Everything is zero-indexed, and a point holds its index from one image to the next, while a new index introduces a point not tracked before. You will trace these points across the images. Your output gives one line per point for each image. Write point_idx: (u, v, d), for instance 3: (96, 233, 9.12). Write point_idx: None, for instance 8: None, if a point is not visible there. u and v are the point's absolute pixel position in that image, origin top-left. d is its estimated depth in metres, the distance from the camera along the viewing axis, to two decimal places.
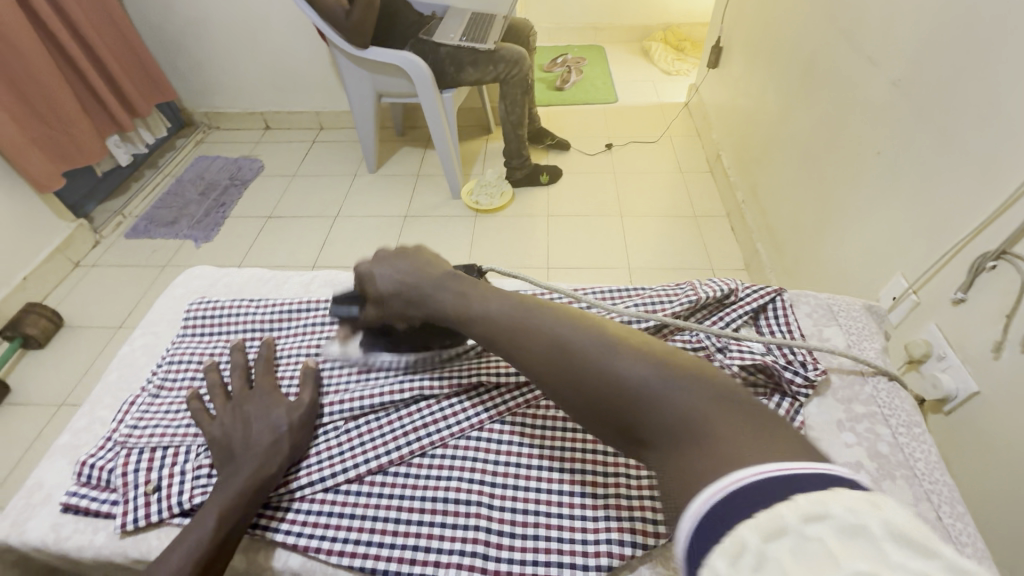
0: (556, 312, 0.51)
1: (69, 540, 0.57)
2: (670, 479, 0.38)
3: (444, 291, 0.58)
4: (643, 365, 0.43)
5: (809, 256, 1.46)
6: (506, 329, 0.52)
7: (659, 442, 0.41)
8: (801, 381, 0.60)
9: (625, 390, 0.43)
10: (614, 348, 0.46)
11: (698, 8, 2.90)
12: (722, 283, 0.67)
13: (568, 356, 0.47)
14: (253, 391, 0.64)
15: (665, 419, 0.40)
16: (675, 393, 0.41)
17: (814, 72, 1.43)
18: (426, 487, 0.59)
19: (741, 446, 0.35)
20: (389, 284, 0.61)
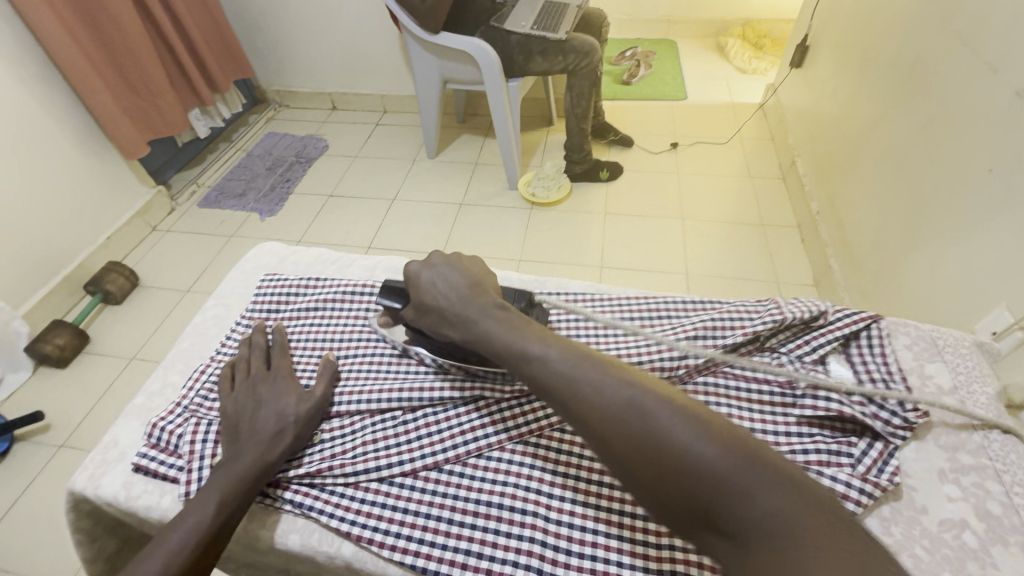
0: (624, 373, 0.48)
1: (138, 500, 0.59)
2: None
3: (495, 322, 0.55)
4: (726, 447, 0.41)
5: (892, 277, 1.34)
6: (567, 381, 0.48)
7: (736, 540, 0.39)
8: (900, 423, 0.53)
9: (704, 478, 0.40)
10: (685, 424, 0.43)
11: (782, 3, 2.72)
12: (810, 303, 0.62)
13: (639, 425, 0.44)
14: (270, 373, 0.64)
15: (748, 517, 0.38)
16: (758, 490, 0.39)
17: (921, 76, 1.30)
18: (482, 490, 0.57)
19: (841, 568, 0.34)
20: (435, 298, 0.60)
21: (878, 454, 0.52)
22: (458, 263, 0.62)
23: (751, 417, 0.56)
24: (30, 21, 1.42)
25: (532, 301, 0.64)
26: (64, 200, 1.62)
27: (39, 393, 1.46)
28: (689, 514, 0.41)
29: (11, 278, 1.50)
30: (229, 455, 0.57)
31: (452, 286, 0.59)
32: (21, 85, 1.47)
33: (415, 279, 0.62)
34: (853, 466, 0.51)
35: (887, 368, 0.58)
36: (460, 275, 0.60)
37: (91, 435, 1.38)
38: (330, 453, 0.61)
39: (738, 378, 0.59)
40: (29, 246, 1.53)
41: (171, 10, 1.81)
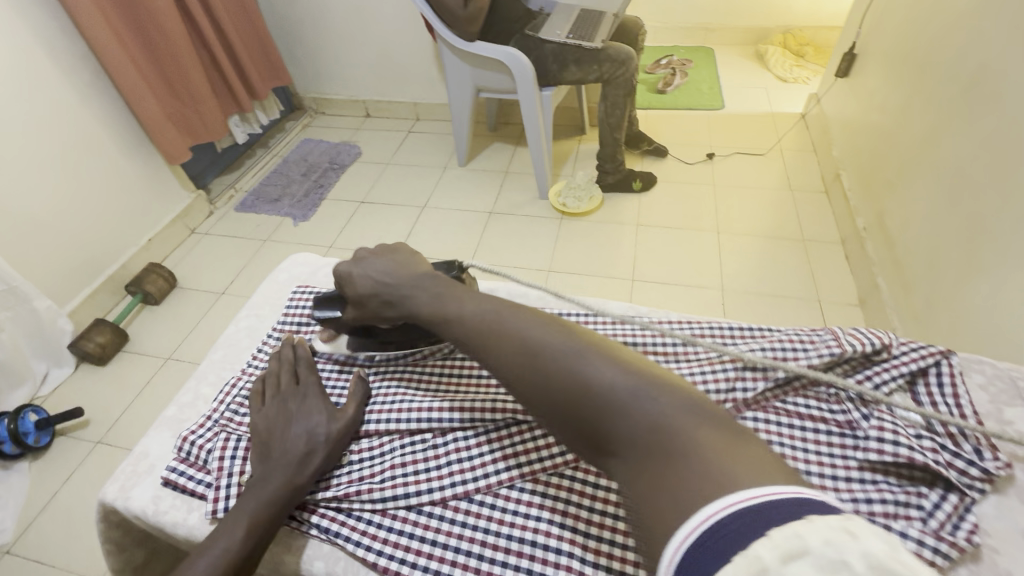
0: (529, 316, 0.51)
1: (166, 515, 0.59)
2: (643, 497, 0.38)
3: (425, 289, 0.59)
4: (614, 371, 0.44)
5: (948, 299, 1.26)
6: (481, 329, 0.52)
7: (626, 453, 0.41)
8: (976, 474, 0.48)
9: (590, 401, 0.44)
10: (578, 353, 0.46)
11: (825, 10, 2.62)
12: (872, 335, 0.57)
13: (535, 360, 0.47)
14: (300, 388, 0.63)
15: (634, 428, 0.41)
16: (644, 404, 0.42)
17: (983, 86, 1.22)
18: (514, 524, 0.55)
19: (716, 467, 0.36)
20: (368, 284, 0.63)
21: (953, 508, 0.47)
22: (385, 253, 0.65)
23: (807, 459, 0.52)
24: (87, 32, 1.48)
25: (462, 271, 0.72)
26: (110, 203, 1.68)
27: (81, 390, 1.51)
28: (584, 437, 0.44)
29: (58, 277, 1.55)
30: (260, 474, 0.56)
31: (385, 271, 0.63)
32: (75, 93, 1.53)
33: (348, 276, 0.65)
34: (924, 520, 0.47)
35: (960, 410, 0.53)
36: (382, 262, 0.64)
37: (127, 433, 1.41)
38: (359, 476, 0.59)
39: (792, 414, 0.55)
40: (76, 247, 1.59)
41: (215, 20, 1.86)
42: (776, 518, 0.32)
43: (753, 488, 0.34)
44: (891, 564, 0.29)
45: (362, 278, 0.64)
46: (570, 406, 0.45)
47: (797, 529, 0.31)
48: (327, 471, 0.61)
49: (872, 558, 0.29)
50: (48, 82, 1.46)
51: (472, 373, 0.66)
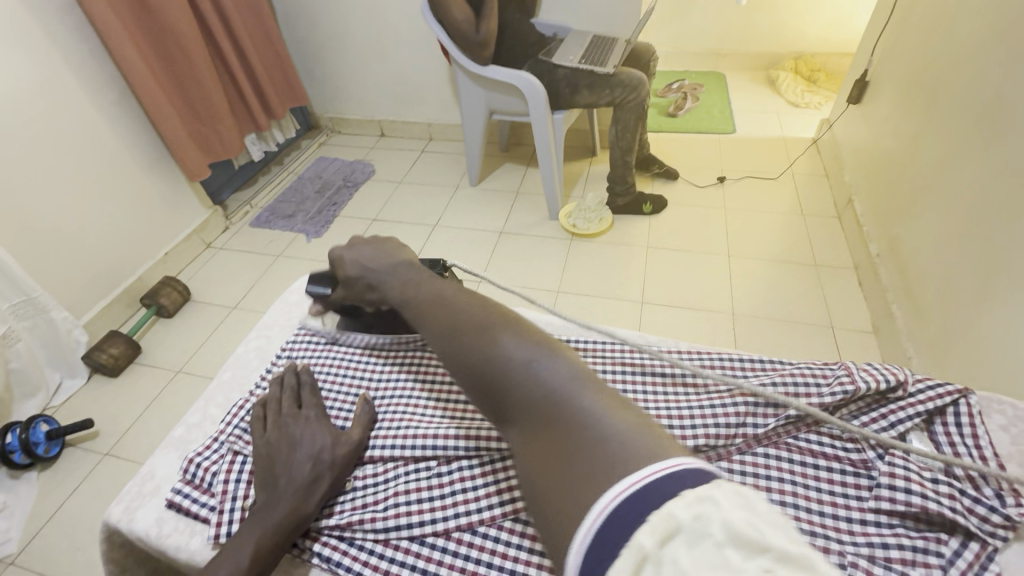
0: (461, 299, 0.58)
1: (168, 539, 0.59)
2: (535, 462, 0.42)
3: (395, 278, 0.64)
4: (519, 344, 0.50)
5: (960, 328, 1.24)
6: (428, 309, 0.59)
7: (522, 419, 0.46)
8: (999, 521, 0.46)
9: (496, 369, 0.49)
10: (493, 328, 0.52)
11: (837, 37, 2.64)
12: (886, 372, 0.56)
13: (457, 336, 0.54)
14: (303, 412, 0.63)
15: (532, 395, 0.46)
16: (539, 372, 0.47)
17: (997, 118, 1.22)
18: (517, 559, 0.53)
19: (594, 430, 0.40)
20: (356, 269, 0.68)
21: (975, 557, 0.45)
22: (376, 241, 0.69)
23: (820, 498, 0.51)
24: (115, 54, 1.53)
25: (447, 267, 0.79)
26: (130, 217, 1.72)
27: (91, 402, 1.52)
28: (493, 404, 0.49)
29: (75, 289, 1.58)
30: (266, 500, 0.56)
31: (372, 255, 0.67)
32: (100, 112, 1.58)
33: (338, 259, 0.70)
34: (944, 568, 0.45)
35: (980, 452, 0.51)
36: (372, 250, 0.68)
37: (134, 446, 1.41)
38: (363, 503, 0.59)
39: (805, 452, 0.54)
40: (93, 259, 1.62)
41: (237, 43, 1.92)
42: (654, 500, 0.33)
43: (636, 472, 0.36)
44: (745, 529, 0.31)
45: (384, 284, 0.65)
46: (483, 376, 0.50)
47: (670, 509, 0.32)
48: (331, 496, 0.61)
49: (732, 522, 0.31)
50: (75, 100, 1.51)
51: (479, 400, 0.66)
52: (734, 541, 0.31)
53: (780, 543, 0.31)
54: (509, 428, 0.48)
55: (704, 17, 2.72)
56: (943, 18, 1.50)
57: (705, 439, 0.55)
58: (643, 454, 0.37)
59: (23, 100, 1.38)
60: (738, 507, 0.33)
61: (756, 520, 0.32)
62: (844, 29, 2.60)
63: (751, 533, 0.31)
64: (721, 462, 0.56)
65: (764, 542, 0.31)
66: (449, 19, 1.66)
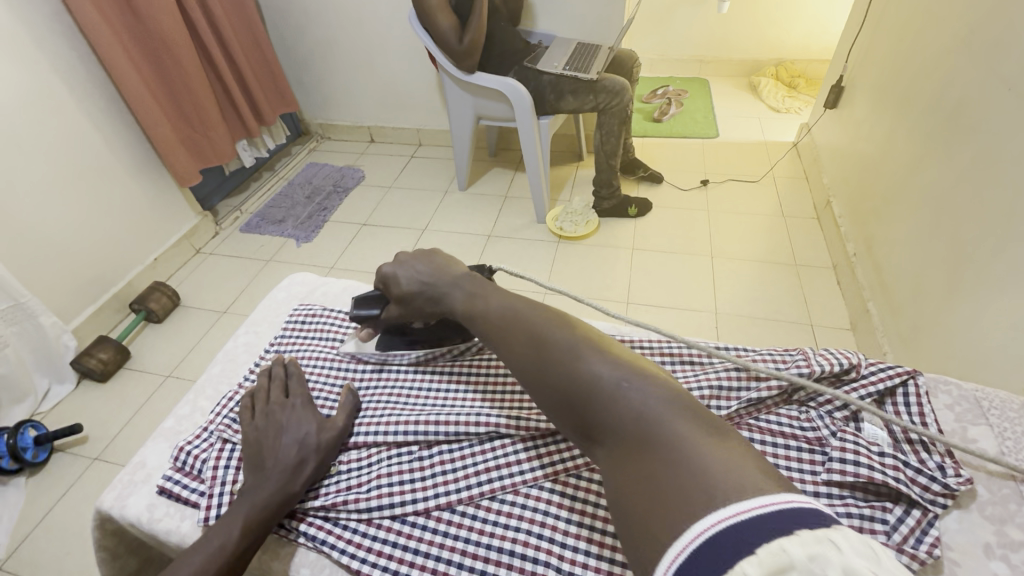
0: (539, 320, 0.57)
1: (159, 523, 0.61)
2: (625, 483, 0.43)
3: (462, 290, 0.65)
4: (608, 366, 0.50)
5: (931, 323, 1.29)
6: (500, 328, 0.59)
7: (613, 441, 0.47)
8: (939, 489, 0.50)
9: (587, 392, 0.49)
10: (582, 350, 0.52)
11: (816, 43, 2.72)
12: (841, 355, 0.59)
13: (543, 355, 0.54)
14: (288, 399, 0.66)
15: (622, 417, 0.46)
16: (630, 394, 0.47)
17: (962, 121, 1.28)
18: (494, 534, 0.56)
19: (687, 455, 0.41)
20: (413, 285, 0.68)
21: (916, 522, 0.49)
22: (423, 255, 0.70)
23: (777, 472, 0.54)
24: (105, 61, 1.55)
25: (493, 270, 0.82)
26: (119, 223, 1.73)
27: (80, 406, 1.53)
28: (581, 425, 0.50)
29: (65, 294, 1.59)
30: (253, 483, 0.58)
31: (431, 269, 0.68)
32: (90, 118, 1.60)
33: (390, 278, 0.70)
34: (887, 533, 0.49)
35: (925, 428, 0.55)
36: (426, 266, 0.68)
37: (124, 450, 1.42)
38: (347, 485, 0.62)
39: (763, 430, 0.58)
40: (82, 265, 1.63)
41: (228, 51, 1.95)
42: (764, 532, 0.35)
43: (740, 503, 0.37)
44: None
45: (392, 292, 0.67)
46: (571, 397, 0.51)
47: (782, 546, 0.34)
48: (315, 481, 0.63)
49: (854, 568, 0.33)
50: (63, 107, 1.52)
51: (459, 390, 0.69)
52: None
53: None
54: (598, 449, 0.49)
55: (687, 26, 2.80)
56: (912, 25, 1.57)
57: None
58: (741, 484, 0.38)
59: (13, 107, 1.40)
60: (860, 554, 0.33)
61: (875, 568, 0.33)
62: (823, 36, 2.68)
63: None
64: None
65: None
66: (435, 28, 1.70)
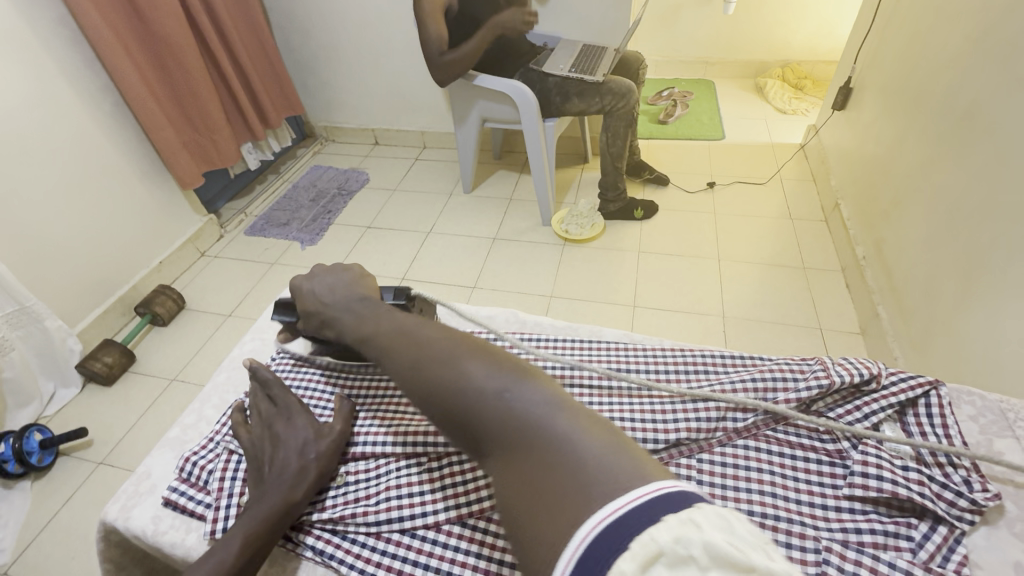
0: (426, 334, 0.56)
1: (165, 536, 0.60)
2: (512, 491, 0.43)
3: (350, 314, 0.65)
4: (487, 374, 0.49)
5: (945, 329, 1.26)
6: (389, 345, 0.58)
7: (497, 448, 0.46)
8: (966, 505, 0.48)
9: (467, 402, 0.48)
10: (463, 360, 0.52)
11: (823, 45, 2.70)
12: (861, 365, 0.58)
13: (426, 368, 0.53)
14: (281, 409, 0.65)
15: (504, 424, 0.46)
16: (509, 402, 0.47)
17: (977, 121, 1.25)
18: (505, 550, 0.55)
19: (568, 455, 0.41)
20: (312, 301, 0.69)
21: (944, 540, 0.47)
22: (336, 271, 0.71)
23: (798, 487, 0.53)
24: (109, 65, 1.55)
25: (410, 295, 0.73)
26: (125, 226, 1.73)
27: (86, 410, 1.52)
28: (464, 436, 0.49)
29: (70, 297, 1.59)
30: (258, 496, 0.57)
31: (333, 287, 0.68)
32: (99, 122, 1.60)
33: (298, 290, 0.71)
34: (915, 552, 0.47)
35: (950, 440, 0.53)
36: (331, 280, 0.69)
37: (128, 455, 1.41)
38: (355, 498, 0.61)
39: (783, 444, 0.56)
40: (88, 268, 1.63)
41: (233, 53, 1.94)
42: (636, 523, 0.35)
43: (614, 500, 0.37)
44: (724, 548, 0.33)
45: (371, 311, 0.63)
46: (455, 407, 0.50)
47: (650, 535, 0.34)
48: (321, 490, 0.62)
49: (713, 542, 0.33)
50: (70, 112, 1.53)
51: None
52: (712, 562, 0.33)
53: (760, 563, 0.33)
54: (484, 458, 0.48)
55: (693, 27, 2.78)
56: (923, 26, 1.55)
57: (686, 432, 0.56)
58: (615, 471, 0.39)
59: (22, 112, 1.41)
60: (720, 528, 0.35)
61: (736, 540, 0.34)
62: (830, 37, 2.66)
63: (733, 555, 0.33)
64: (703, 454, 0.57)
65: (747, 563, 0.33)
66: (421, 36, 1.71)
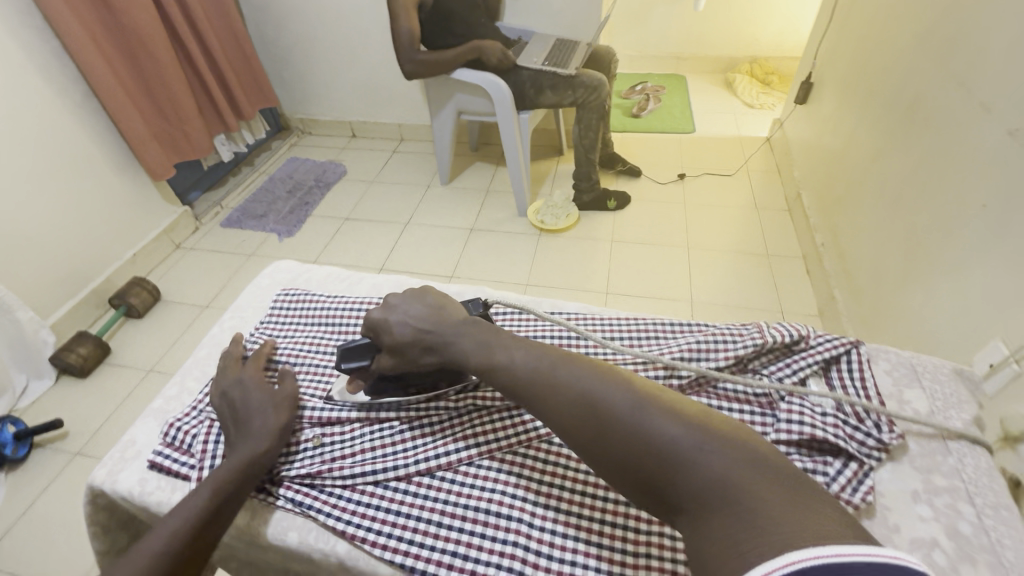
0: (583, 369, 0.52)
1: (150, 495, 0.63)
2: (700, 548, 0.40)
3: (468, 338, 0.60)
4: (671, 423, 0.46)
5: (890, 308, 1.36)
6: (531, 380, 0.54)
7: (683, 503, 0.43)
8: (873, 444, 0.56)
9: (649, 451, 0.45)
10: (638, 406, 0.48)
11: (789, 42, 2.80)
12: (792, 327, 0.64)
13: (594, 411, 0.49)
14: (243, 378, 0.69)
15: (693, 481, 0.43)
16: (699, 455, 0.43)
17: (918, 115, 1.35)
18: (470, 495, 0.61)
19: (770, 521, 0.38)
20: (405, 330, 0.63)
21: (854, 473, 0.54)
22: (416, 296, 0.66)
23: None
24: (75, 55, 1.54)
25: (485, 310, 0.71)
26: (98, 218, 1.72)
27: (60, 402, 1.52)
28: (643, 487, 0.46)
29: (42, 288, 1.58)
30: (230, 453, 0.62)
31: (423, 315, 0.64)
32: (70, 113, 1.60)
33: (379, 323, 0.65)
34: (828, 483, 0.53)
35: (865, 391, 0.60)
36: (418, 306, 0.65)
37: (106, 444, 1.42)
38: (331, 456, 0.65)
39: (721, 397, 0.62)
40: (60, 260, 1.62)
41: (205, 44, 1.94)
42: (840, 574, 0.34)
43: (788, 554, 0.35)
44: None
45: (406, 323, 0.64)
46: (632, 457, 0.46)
47: None
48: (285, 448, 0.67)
49: None
50: (40, 103, 1.52)
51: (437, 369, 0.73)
52: None
53: None
54: (667, 513, 0.45)
55: (665, 23, 2.85)
56: (874, 25, 1.64)
57: None
58: (808, 535, 0.37)
59: None
60: None
61: None
62: (795, 34, 2.76)
63: None
64: None
65: None
66: (393, 28, 1.74)
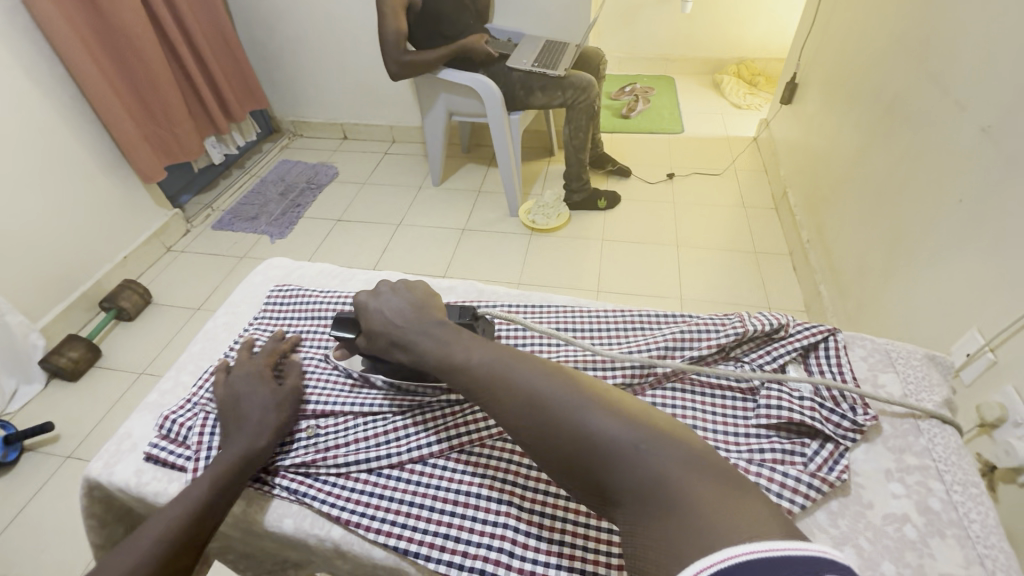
0: (534, 370, 0.53)
1: (147, 486, 0.65)
2: (641, 545, 0.41)
3: (431, 340, 0.60)
4: (616, 425, 0.47)
5: (873, 302, 1.39)
6: (487, 380, 0.54)
7: (625, 502, 0.44)
8: (849, 425, 0.58)
9: (597, 451, 0.46)
10: (585, 408, 0.49)
11: (775, 43, 2.85)
12: (772, 316, 0.66)
13: (545, 413, 0.50)
14: (248, 371, 0.70)
15: (637, 481, 0.44)
16: (643, 456, 0.45)
17: (897, 114, 1.39)
18: (461, 481, 0.62)
19: (703, 519, 0.39)
20: (380, 320, 0.64)
21: (830, 453, 0.56)
22: (405, 289, 0.67)
23: (713, 418, 0.61)
24: (65, 58, 1.54)
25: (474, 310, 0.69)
26: (89, 220, 1.72)
27: (51, 405, 1.52)
28: (589, 485, 0.47)
29: (32, 291, 1.58)
30: (224, 446, 0.63)
31: (402, 310, 0.64)
32: (60, 116, 1.60)
33: (364, 307, 0.66)
34: (805, 463, 0.56)
35: (842, 376, 0.63)
36: (402, 299, 0.65)
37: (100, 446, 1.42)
38: (325, 446, 0.66)
39: (703, 384, 0.65)
40: (49, 263, 1.62)
41: (195, 47, 1.94)
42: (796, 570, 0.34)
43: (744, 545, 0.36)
44: None
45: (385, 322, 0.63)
46: (579, 458, 0.48)
47: None
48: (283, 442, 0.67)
49: None
50: (30, 106, 1.52)
51: None
52: None
53: None
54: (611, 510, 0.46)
55: (653, 25, 2.89)
56: (855, 26, 1.68)
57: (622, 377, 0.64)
58: (731, 527, 0.38)
59: None
60: None
61: None
62: (781, 36, 2.81)
63: None
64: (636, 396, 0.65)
65: None
66: (382, 29, 1.74)
